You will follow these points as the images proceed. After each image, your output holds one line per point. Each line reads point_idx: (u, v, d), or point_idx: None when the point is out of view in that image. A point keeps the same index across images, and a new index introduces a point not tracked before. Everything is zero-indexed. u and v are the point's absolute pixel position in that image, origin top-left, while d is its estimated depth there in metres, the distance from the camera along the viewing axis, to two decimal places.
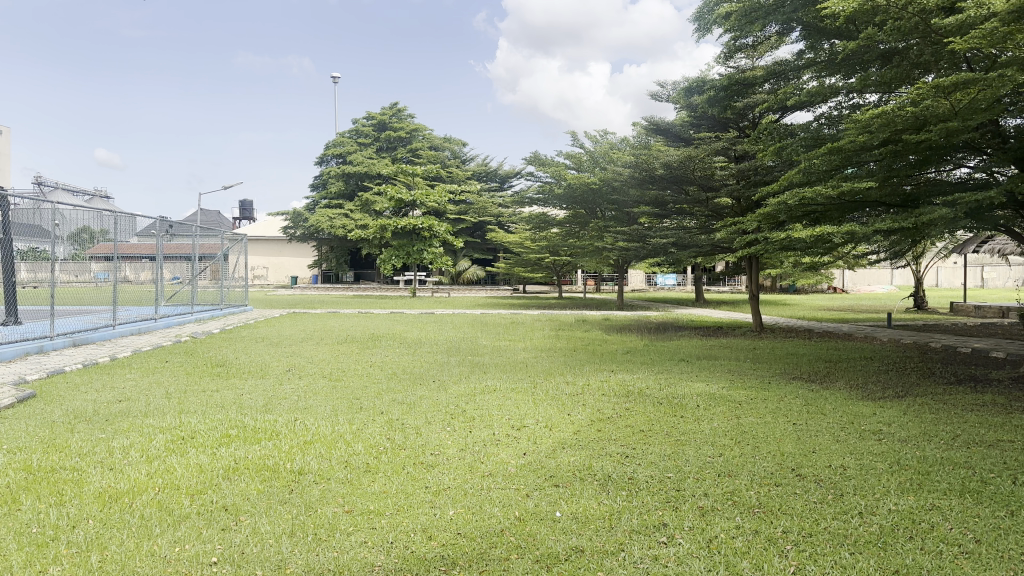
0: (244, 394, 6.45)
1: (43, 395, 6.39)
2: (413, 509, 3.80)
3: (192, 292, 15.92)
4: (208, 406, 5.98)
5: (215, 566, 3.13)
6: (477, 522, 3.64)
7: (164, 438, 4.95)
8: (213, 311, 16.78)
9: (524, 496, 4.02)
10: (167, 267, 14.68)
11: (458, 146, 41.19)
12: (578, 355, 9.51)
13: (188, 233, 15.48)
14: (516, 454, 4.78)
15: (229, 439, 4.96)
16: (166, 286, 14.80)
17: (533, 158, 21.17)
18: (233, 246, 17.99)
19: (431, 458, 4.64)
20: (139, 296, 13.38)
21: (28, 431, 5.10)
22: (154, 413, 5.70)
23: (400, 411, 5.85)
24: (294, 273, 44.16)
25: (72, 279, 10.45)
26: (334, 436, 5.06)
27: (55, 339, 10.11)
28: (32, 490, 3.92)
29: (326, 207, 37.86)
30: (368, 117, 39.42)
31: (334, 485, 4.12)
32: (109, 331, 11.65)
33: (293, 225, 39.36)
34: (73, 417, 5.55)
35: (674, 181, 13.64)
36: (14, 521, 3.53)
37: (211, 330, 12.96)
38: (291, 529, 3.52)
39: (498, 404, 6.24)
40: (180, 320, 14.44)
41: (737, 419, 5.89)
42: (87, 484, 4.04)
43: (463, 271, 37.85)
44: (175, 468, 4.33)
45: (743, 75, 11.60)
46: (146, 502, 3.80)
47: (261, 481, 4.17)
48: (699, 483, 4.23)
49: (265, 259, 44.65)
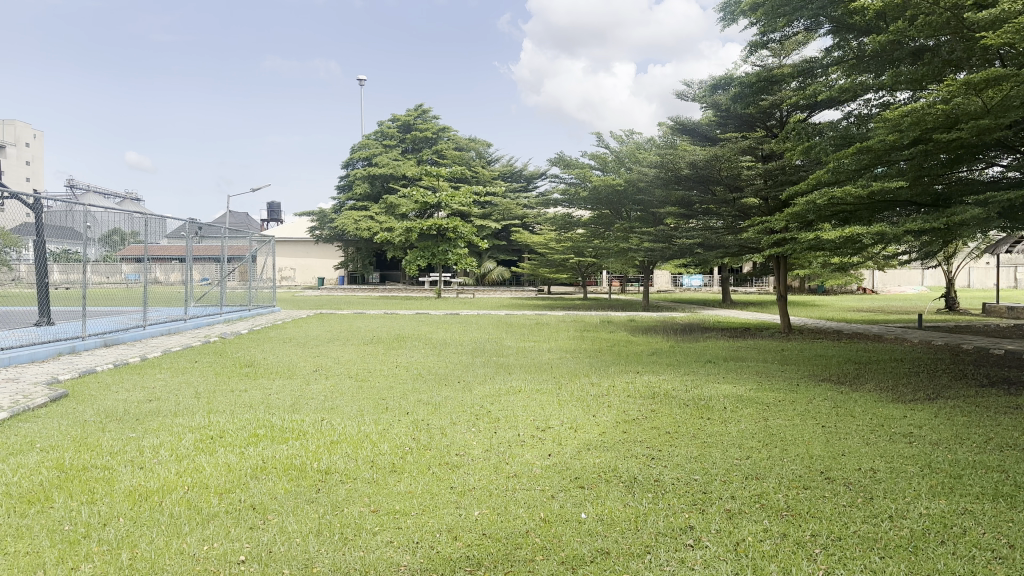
0: (271, 394, 6.51)
1: (76, 394, 6.50)
2: (439, 509, 3.81)
3: (221, 293, 16.09)
4: (236, 406, 6.04)
5: (242, 565, 3.16)
6: (502, 523, 3.64)
7: (193, 438, 5.00)
8: (241, 311, 16.96)
9: (549, 497, 4.01)
10: (197, 268, 14.87)
11: (483, 147, 41.24)
12: (604, 357, 9.45)
13: (217, 235, 15.69)
14: (541, 455, 4.77)
15: (257, 439, 5.00)
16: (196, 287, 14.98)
17: (557, 158, 21.14)
18: (260, 248, 18.19)
19: (456, 459, 4.64)
20: (169, 297, 13.57)
21: (60, 430, 5.19)
22: (183, 413, 5.76)
23: (425, 412, 5.87)
24: (321, 274, 44.54)
25: (103, 281, 10.71)
26: (360, 436, 5.09)
27: (88, 340, 10.26)
28: (64, 488, 3.99)
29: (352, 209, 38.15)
30: (393, 119, 39.65)
31: (360, 485, 4.14)
32: (141, 332, 11.84)
33: (319, 227, 39.73)
34: (104, 416, 5.63)
35: (700, 181, 13.55)
36: (47, 519, 3.60)
37: (239, 330, 13.19)
38: (318, 528, 3.54)
39: (522, 405, 6.23)
40: (210, 320, 14.63)
41: (766, 421, 5.81)
42: (117, 482, 4.10)
43: (488, 272, 37.88)
44: (203, 467, 4.38)
45: (770, 73, 11.49)
46: (175, 501, 3.85)
47: (288, 481, 4.19)
48: (726, 485, 4.19)
49: (292, 261, 45.11)
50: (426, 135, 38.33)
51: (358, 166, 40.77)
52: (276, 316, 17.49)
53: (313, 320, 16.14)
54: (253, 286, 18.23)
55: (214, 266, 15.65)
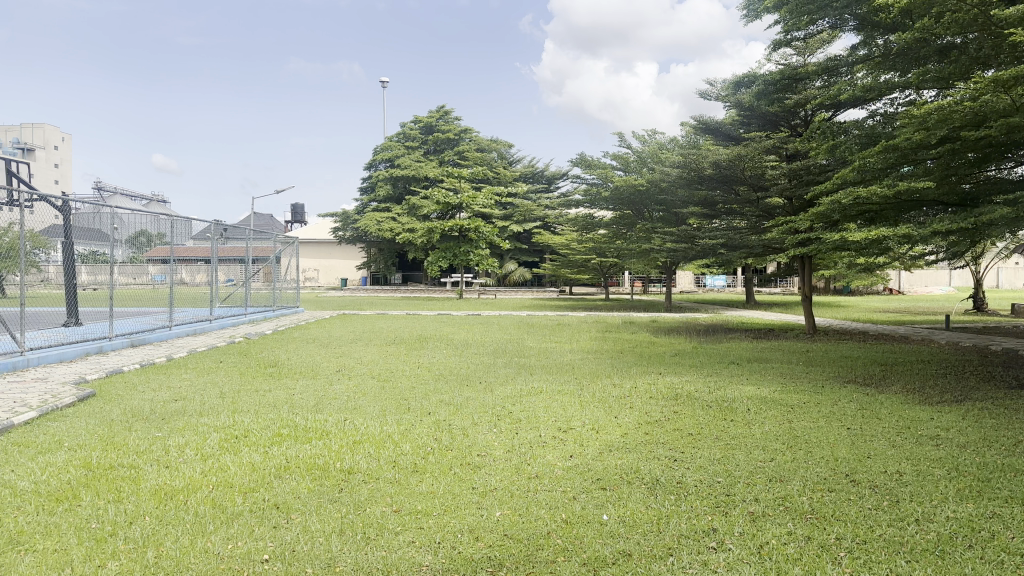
0: (295, 394, 6.56)
1: (103, 394, 6.59)
2: (460, 509, 3.81)
3: (246, 294, 16.26)
4: (260, 406, 6.09)
5: (265, 564, 3.19)
6: (524, 524, 3.63)
7: (218, 437, 5.06)
8: (266, 312, 17.12)
9: (571, 498, 4.00)
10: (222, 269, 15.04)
11: (505, 148, 41.29)
12: (626, 358, 9.40)
13: (242, 237, 15.85)
14: (562, 456, 4.76)
15: (281, 439, 5.04)
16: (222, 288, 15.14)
17: (579, 159, 21.10)
18: (284, 249, 18.35)
19: (477, 459, 4.64)
20: (195, 298, 13.73)
21: (87, 429, 5.27)
22: (208, 413, 5.82)
23: (446, 412, 5.88)
24: (344, 275, 44.86)
25: (131, 281, 10.84)
26: (382, 436, 5.11)
27: (116, 340, 10.42)
28: (91, 487, 4.05)
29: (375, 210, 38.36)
30: (415, 121, 39.85)
31: (382, 485, 4.16)
32: (167, 332, 12.01)
33: (343, 228, 40.00)
34: (130, 416, 5.71)
35: (724, 181, 13.45)
36: (74, 517, 3.66)
37: (263, 329, 13.44)
38: (341, 528, 3.56)
39: (543, 406, 6.22)
40: (235, 321, 14.80)
41: (790, 423, 5.75)
42: (143, 481, 4.16)
43: (510, 273, 37.90)
44: (228, 466, 4.43)
45: (794, 72, 11.38)
46: (200, 500, 3.90)
47: (311, 480, 4.23)
48: (750, 488, 4.15)
49: (316, 262, 45.47)
50: (448, 137, 38.47)
51: (380, 168, 40.97)
52: (300, 316, 17.64)
53: (336, 321, 16.25)
54: (277, 287, 18.40)
55: (239, 268, 15.83)
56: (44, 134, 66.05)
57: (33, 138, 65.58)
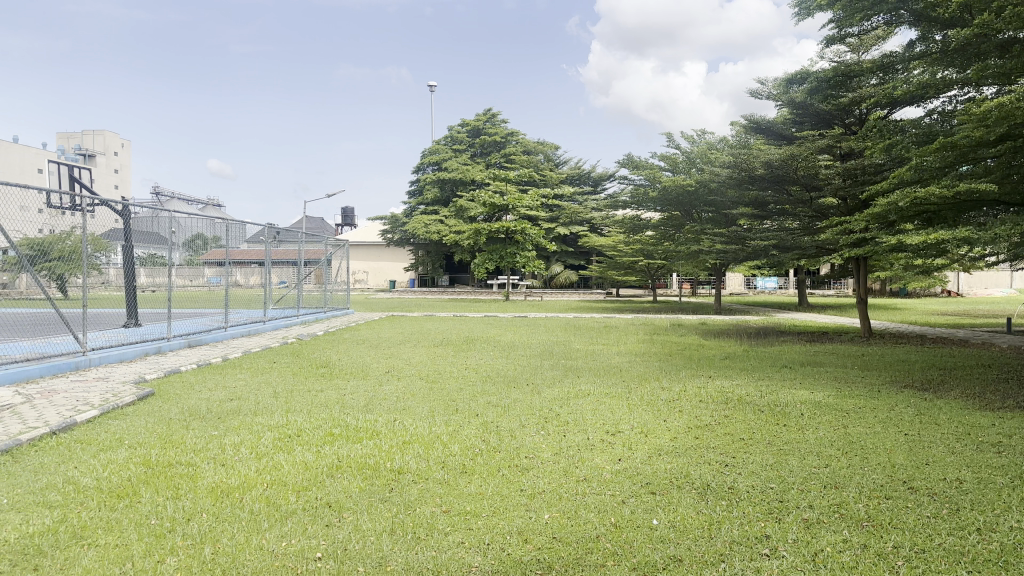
0: (345, 395, 6.66)
1: (162, 393, 6.79)
2: (509, 511, 3.82)
3: (298, 296, 16.58)
4: (312, 406, 6.20)
5: (319, 561, 3.24)
6: (573, 527, 3.62)
7: (272, 436, 5.17)
8: (317, 314, 17.44)
9: (620, 502, 3.97)
10: (275, 272, 15.37)
11: (552, 150, 41.25)
12: (674, 361, 9.30)
13: (294, 240, 16.16)
14: (611, 459, 4.73)
15: (333, 439, 5.12)
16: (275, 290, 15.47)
17: (627, 160, 20.97)
18: (335, 251, 18.66)
19: (525, 461, 4.65)
20: (250, 300, 14.06)
21: (146, 427, 5.43)
22: (262, 412, 5.95)
23: (494, 414, 5.90)
24: (393, 277, 45.43)
25: (187, 284, 11.14)
26: (431, 437, 5.15)
27: (175, 340, 10.75)
28: (151, 484, 4.18)
29: (423, 213, 38.73)
30: (463, 124, 40.14)
31: (432, 485, 4.19)
32: (224, 333, 12.32)
33: (392, 231, 40.51)
34: (188, 415, 5.87)
35: (775, 181, 13.20)
36: (135, 513, 3.77)
37: (315, 330, 13.96)
38: (391, 527, 3.60)
39: (592, 408, 6.19)
40: (288, 323, 15.11)
41: (845, 428, 5.62)
42: (201, 479, 4.27)
43: (557, 275, 37.88)
44: (282, 465, 4.51)
45: (848, 69, 11.13)
46: (256, 498, 3.98)
47: (362, 479, 4.29)
48: (803, 494, 4.06)
49: (365, 264, 46.14)
50: (495, 139, 38.64)
51: (427, 171, 41.32)
52: (350, 318, 17.92)
53: (385, 322, 16.45)
54: (329, 290, 18.74)
55: (291, 270, 16.15)
56: (106, 140, 68.33)
57: (95, 145, 68.02)
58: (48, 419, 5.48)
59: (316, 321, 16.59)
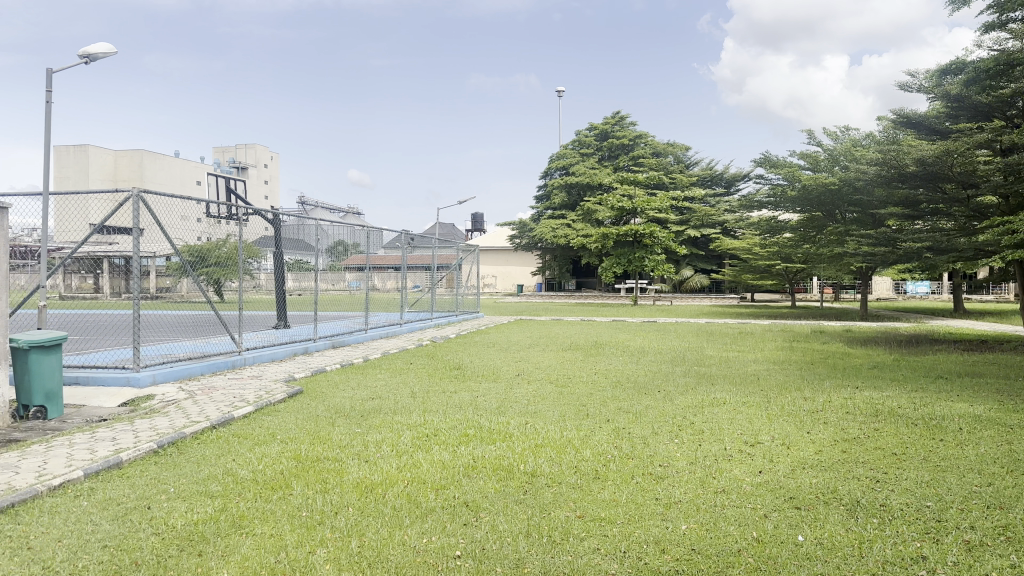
0: (478, 397, 6.80)
1: (309, 391, 7.20)
2: (644, 520, 3.75)
3: (432, 300, 17.14)
4: (448, 406, 6.37)
5: (458, 560, 3.31)
6: (712, 539, 3.51)
7: (411, 435, 5.35)
8: (450, 317, 17.96)
9: (761, 516, 3.81)
10: (411, 276, 15.98)
11: (683, 152, 40.39)
12: (816, 369, 8.86)
13: (429, 245, 16.71)
14: (749, 471, 4.55)
15: (468, 439, 5.24)
16: (411, 294, 16.08)
17: (762, 160, 20.21)
18: (467, 256, 19.14)
19: (660, 469, 4.56)
20: (387, 303, 14.68)
21: (297, 423, 5.78)
22: (401, 411, 6.18)
23: (627, 420, 5.83)
24: (521, 281, 46.09)
25: (330, 288, 11.68)
26: (563, 441, 5.16)
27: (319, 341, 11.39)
28: (302, 477, 4.43)
29: (550, 217, 39.06)
30: (591, 128, 40.16)
31: (566, 489, 4.19)
32: (363, 335, 12.93)
33: (519, 236, 41.13)
34: (333, 412, 6.20)
35: (928, 179, 12.29)
36: (288, 504, 4.01)
37: (448, 333, 14.38)
38: (527, 529, 3.63)
39: (728, 417, 6.00)
40: (422, 326, 15.65)
41: (1013, 445, 5.13)
42: (346, 474, 4.48)
43: (687, 279, 37.08)
44: (420, 463, 4.66)
45: (1013, 55, 10.18)
46: (397, 494, 4.13)
47: (497, 480, 4.35)
48: (965, 515, 3.74)
49: (494, 268, 47.08)
50: (623, 142, 38.38)
51: (555, 176, 41.50)
52: (481, 321, 18.33)
53: (515, 326, 16.69)
54: (461, 294, 19.25)
55: (425, 274, 16.72)
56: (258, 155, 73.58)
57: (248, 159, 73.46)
58: (209, 414, 5.94)
59: (448, 324, 17.09)
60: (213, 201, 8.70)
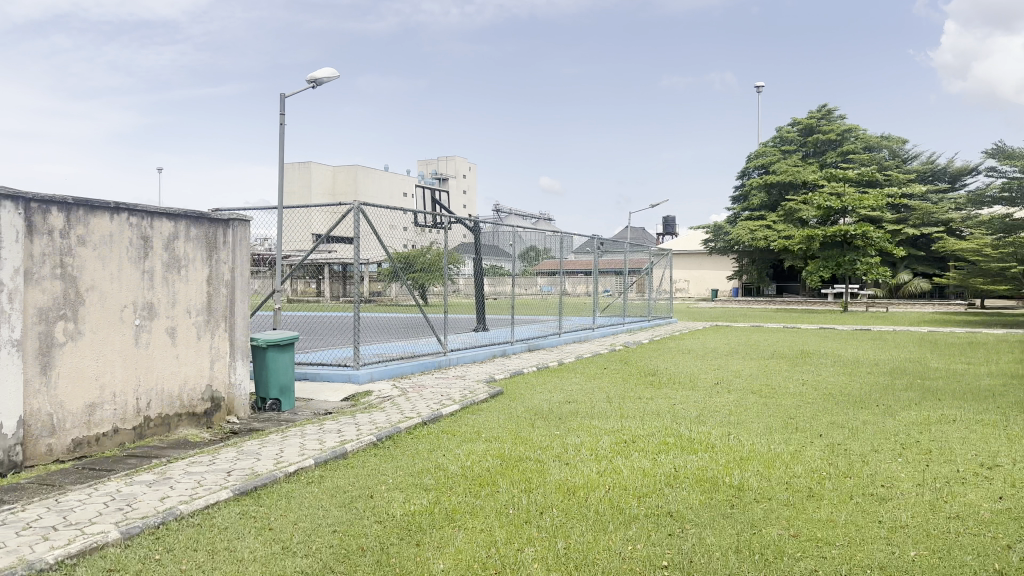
0: (676, 404, 6.67)
1: (509, 392, 7.46)
2: (866, 543, 3.47)
3: (624, 304, 17.13)
4: (645, 413, 6.31)
5: (665, 570, 3.25)
6: (947, 569, 3.17)
7: (610, 440, 5.35)
8: (643, 322, 17.84)
9: (1006, 547, 3.38)
10: (604, 281, 16.08)
11: (899, 146, 37.06)
12: None
13: (620, 249, 16.72)
14: (989, 496, 4.06)
15: (668, 447, 5.15)
16: (603, 298, 16.17)
17: (997, 150, 18.04)
18: (660, 260, 18.92)
19: (883, 490, 4.20)
20: (580, 307, 14.89)
21: (500, 422, 6.01)
22: (599, 415, 6.21)
23: (840, 435, 5.44)
24: (715, 286, 44.80)
25: (522, 292, 12.04)
26: (771, 454, 4.91)
27: (515, 344, 11.79)
28: (508, 476, 4.59)
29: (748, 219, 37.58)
30: (796, 124, 38.17)
31: (776, 506, 3.98)
32: (557, 339, 13.20)
33: (713, 239, 40.01)
34: (533, 413, 6.36)
35: None
36: (496, 502, 4.17)
37: (641, 338, 14.26)
38: (737, 545, 3.48)
39: (960, 436, 5.40)
40: (614, 331, 15.70)
41: None
42: (549, 475, 4.58)
43: (906, 284, 33.98)
44: (621, 469, 4.64)
45: None
46: (600, 498, 4.15)
47: (701, 492, 4.23)
48: None
49: (687, 273, 46.16)
50: (831, 138, 36.08)
51: (754, 175, 39.65)
52: (676, 327, 18.00)
53: (711, 332, 16.20)
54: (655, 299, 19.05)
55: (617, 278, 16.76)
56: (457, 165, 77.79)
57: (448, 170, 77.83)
58: (421, 410, 6.34)
59: (641, 329, 16.98)
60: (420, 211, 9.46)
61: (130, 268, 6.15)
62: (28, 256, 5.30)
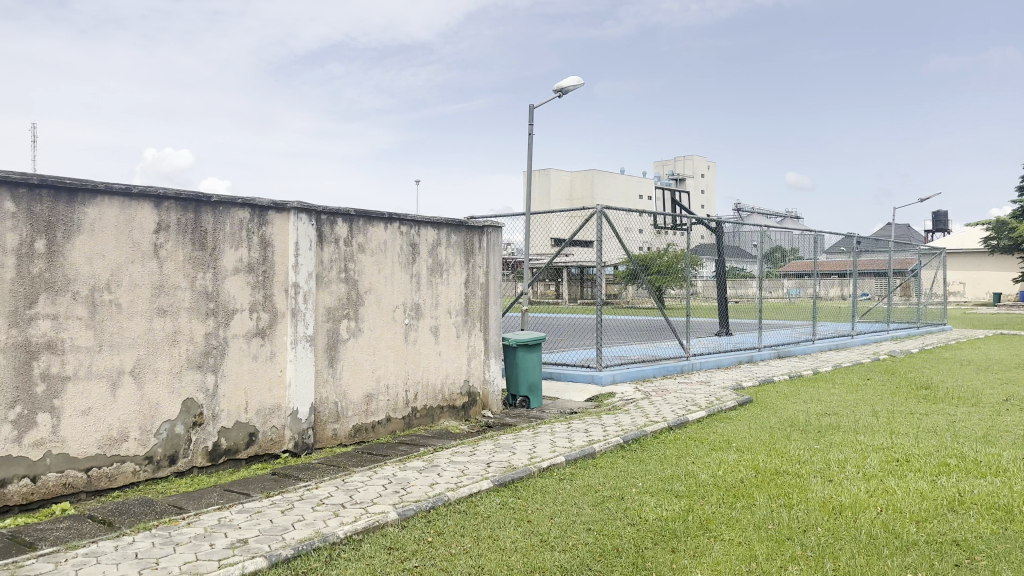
0: (958, 421, 5.94)
1: (760, 400, 7.14)
2: None
3: (888, 309, 15.66)
4: (920, 430, 5.70)
5: None
6: None
7: (879, 457, 4.91)
8: (910, 330, 16.17)
9: None
10: (863, 284, 14.85)
11: None
12: None
13: (882, 249, 15.33)
14: None
15: (949, 469, 4.61)
16: (862, 303, 14.93)
17: None
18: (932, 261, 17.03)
19: None
20: (836, 312, 13.89)
21: (752, 432, 5.78)
22: (864, 430, 5.73)
23: None
24: (997, 290, 39.32)
25: (769, 296, 11.49)
26: None
27: (763, 351, 11.30)
28: (764, 489, 4.40)
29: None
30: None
31: None
32: (810, 345, 12.43)
33: (994, 237, 35.17)
34: (789, 424, 6.03)
35: None
36: (752, 515, 4.01)
37: (909, 346, 12.91)
38: None
39: None
40: (876, 339, 14.42)
41: None
42: (810, 491, 4.32)
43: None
44: (894, 490, 4.24)
45: None
46: (871, 520, 3.83)
47: (994, 521, 3.73)
48: None
49: (960, 274, 41.04)
50: None
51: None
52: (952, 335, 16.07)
53: (998, 342, 14.21)
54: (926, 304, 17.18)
55: (879, 281, 15.39)
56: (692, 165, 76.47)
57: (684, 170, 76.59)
58: (667, 414, 6.36)
59: (909, 337, 15.40)
60: (658, 212, 9.71)
61: (401, 273, 6.88)
62: (318, 263, 6.20)
